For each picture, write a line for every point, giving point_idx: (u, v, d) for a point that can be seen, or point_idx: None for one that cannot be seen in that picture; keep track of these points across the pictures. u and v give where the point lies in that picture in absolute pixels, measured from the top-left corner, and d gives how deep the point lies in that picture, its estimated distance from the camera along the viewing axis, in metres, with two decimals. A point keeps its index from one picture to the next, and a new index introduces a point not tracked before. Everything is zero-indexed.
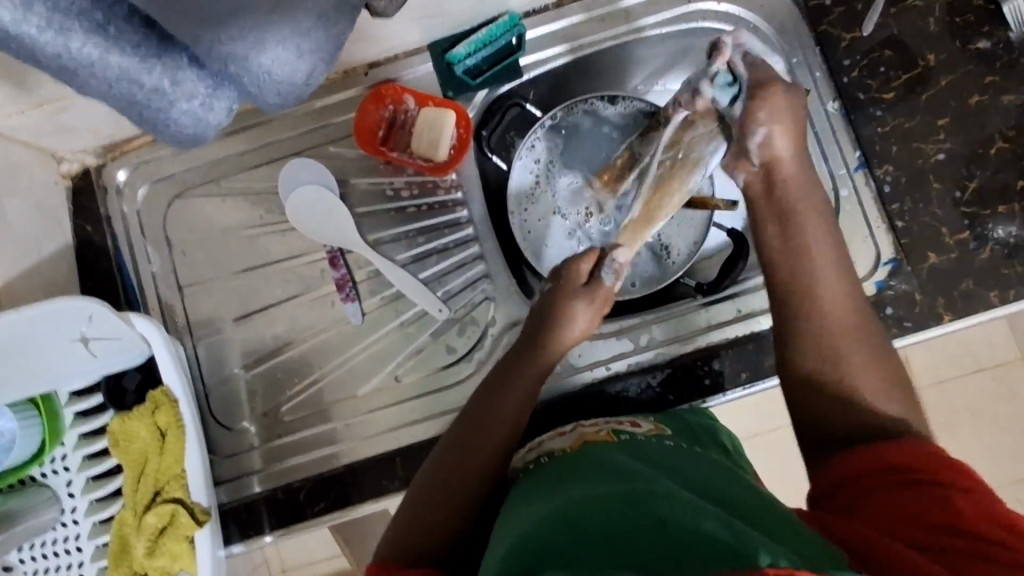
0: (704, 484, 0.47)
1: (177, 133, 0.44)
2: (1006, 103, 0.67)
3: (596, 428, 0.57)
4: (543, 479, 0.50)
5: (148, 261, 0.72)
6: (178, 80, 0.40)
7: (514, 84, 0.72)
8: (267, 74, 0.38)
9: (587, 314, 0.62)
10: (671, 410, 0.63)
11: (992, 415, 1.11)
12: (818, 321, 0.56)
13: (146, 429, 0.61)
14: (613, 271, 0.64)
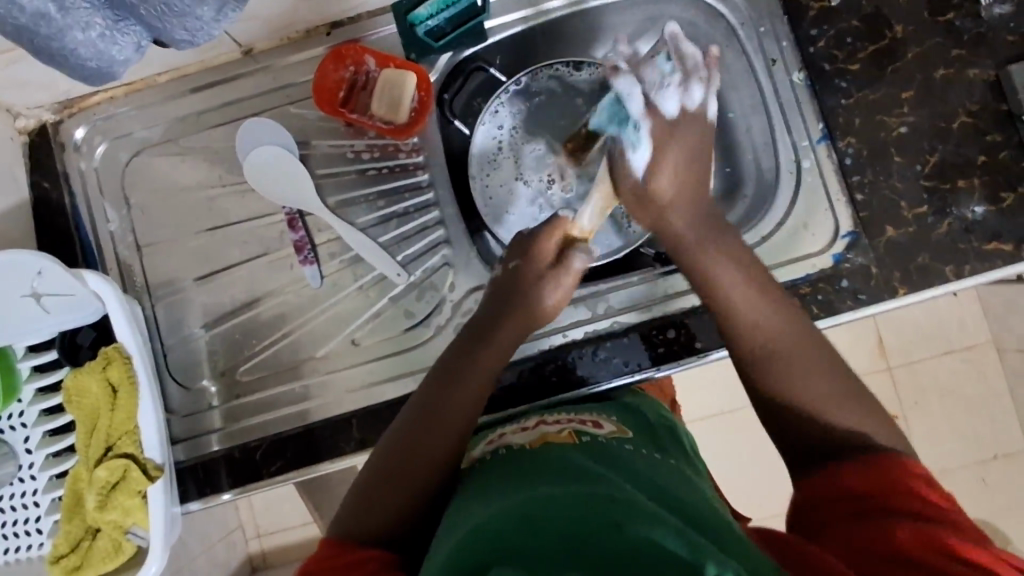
0: (658, 487, 0.47)
1: (80, 67, 0.44)
2: (972, 77, 0.67)
3: (558, 427, 0.57)
4: (499, 475, 0.50)
5: (108, 220, 0.71)
6: (66, 8, 0.39)
7: (479, 47, 0.71)
8: (164, 5, 0.40)
9: (554, 295, 0.60)
10: (633, 408, 0.63)
11: (961, 396, 1.12)
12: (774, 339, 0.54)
13: (98, 383, 0.61)
14: (582, 252, 0.61)
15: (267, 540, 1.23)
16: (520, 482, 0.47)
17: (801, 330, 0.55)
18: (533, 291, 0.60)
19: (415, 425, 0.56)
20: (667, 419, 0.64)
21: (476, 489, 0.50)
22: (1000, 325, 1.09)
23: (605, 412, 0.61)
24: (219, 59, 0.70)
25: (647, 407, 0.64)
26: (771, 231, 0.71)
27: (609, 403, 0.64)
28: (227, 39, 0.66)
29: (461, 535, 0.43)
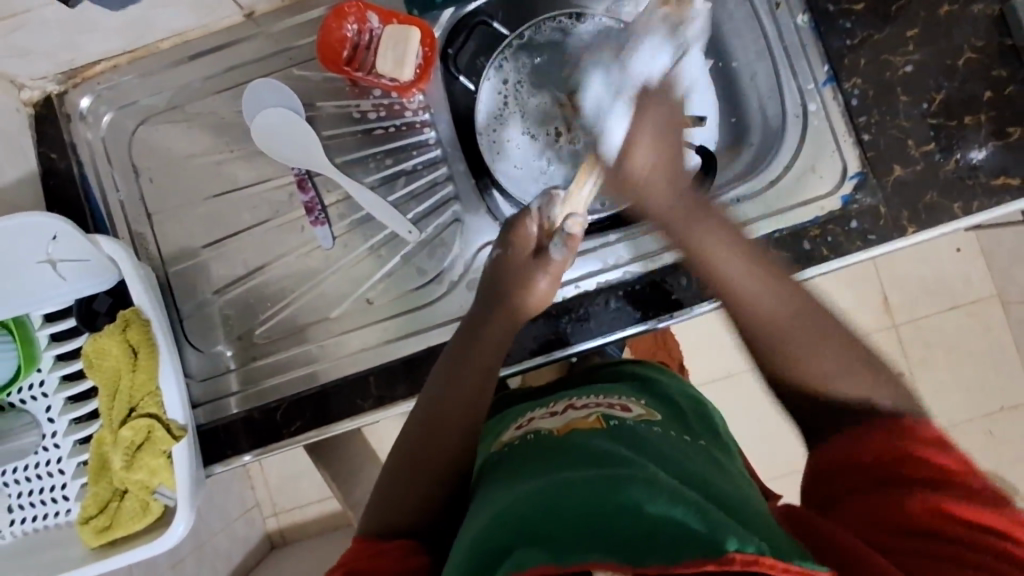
0: (683, 468, 0.47)
1: None
2: (976, 13, 0.66)
3: (587, 411, 0.56)
4: (524, 461, 0.50)
5: (117, 190, 0.71)
6: None
7: (481, 1, 0.70)
8: None
9: (544, 281, 0.60)
10: (664, 392, 0.63)
11: (967, 350, 1.12)
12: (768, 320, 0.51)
13: (118, 346, 0.61)
14: (563, 243, 0.59)
15: (284, 517, 1.23)
16: (548, 467, 0.47)
17: (792, 291, 0.51)
18: (518, 282, 0.60)
19: (427, 423, 0.57)
20: (695, 404, 0.63)
21: (504, 475, 0.50)
22: (1005, 278, 1.09)
23: (632, 395, 0.61)
24: (221, 23, 0.69)
25: (672, 389, 0.64)
26: (778, 176, 0.71)
27: (634, 384, 0.63)
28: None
29: (486, 517, 0.44)
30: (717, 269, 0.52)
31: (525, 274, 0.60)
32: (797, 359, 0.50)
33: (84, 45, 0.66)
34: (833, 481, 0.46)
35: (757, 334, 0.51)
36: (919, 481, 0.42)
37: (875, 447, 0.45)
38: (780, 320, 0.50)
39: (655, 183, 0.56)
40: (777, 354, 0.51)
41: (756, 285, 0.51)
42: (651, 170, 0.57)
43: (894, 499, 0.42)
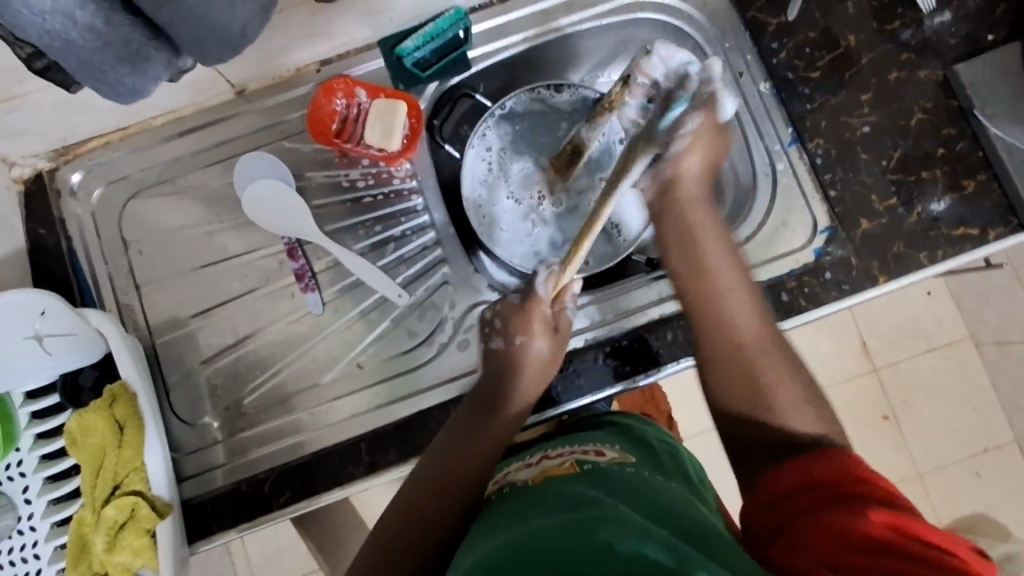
0: (655, 507, 0.46)
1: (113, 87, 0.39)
2: (923, 78, 0.72)
3: (560, 460, 0.55)
4: (499, 513, 0.49)
5: (106, 263, 0.72)
6: (112, 24, 0.35)
7: (464, 76, 0.74)
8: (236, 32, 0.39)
9: (542, 342, 0.61)
10: (642, 437, 0.62)
11: (946, 391, 1.15)
12: (742, 346, 0.56)
13: (104, 421, 0.60)
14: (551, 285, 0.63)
15: None
16: (520, 517, 0.45)
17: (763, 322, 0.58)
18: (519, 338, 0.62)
19: (426, 493, 0.56)
20: (669, 444, 0.63)
21: (480, 529, 0.48)
22: (974, 321, 1.13)
23: (608, 441, 0.60)
24: (213, 100, 0.72)
25: (646, 433, 0.64)
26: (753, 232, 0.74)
27: (612, 430, 0.63)
28: (221, 79, 0.68)
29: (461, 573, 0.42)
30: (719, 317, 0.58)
31: (524, 337, 0.62)
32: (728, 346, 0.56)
33: (77, 125, 0.68)
34: (788, 503, 0.45)
35: (730, 346, 0.56)
36: (865, 498, 0.42)
37: (815, 472, 0.45)
38: (754, 338, 0.56)
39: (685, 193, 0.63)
40: (750, 383, 0.54)
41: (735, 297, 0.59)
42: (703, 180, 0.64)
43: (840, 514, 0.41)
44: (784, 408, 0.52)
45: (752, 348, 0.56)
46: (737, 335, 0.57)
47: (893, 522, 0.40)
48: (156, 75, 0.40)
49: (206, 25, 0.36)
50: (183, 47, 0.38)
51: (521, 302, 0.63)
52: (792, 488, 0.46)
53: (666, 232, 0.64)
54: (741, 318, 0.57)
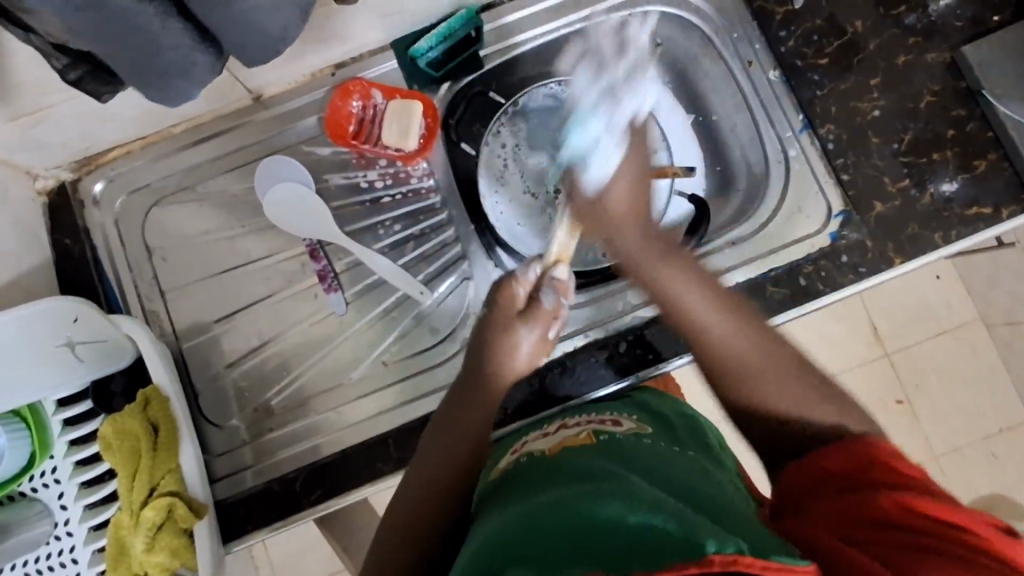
0: (667, 479, 0.47)
1: (157, 88, 0.40)
2: (930, 60, 0.73)
3: (577, 431, 0.57)
4: (517, 481, 0.51)
5: (131, 270, 0.73)
6: (169, 27, 0.36)
7: (476, 74, 0.75)
8: (279, 34, 0.40)
9: (528, 340, 0.55)
10: (657, 412, 0.63)
11: (959, 374, 1.15)
12: (710, 345, 0.53)
13: (138, 424, 0.61)
14: (554, 291, 0.55)
15: None
16: (536, 487, 0.47)
17: (745, 321, 0.54)
18: (502, 345, 0.55)
19: (417, 499, 0.55)
20: (689, 416, 0.64)
21: (499, 497, 0.50)
22: (985, 303, 1.13)
23: (624, 413, 0.62)
24: (229, 107, 0.72)
25: (664, 406, 0.64)
26: (767, 219, 0.75)
27: (628, 403, 0.65)
28: (239, 86, 0.69)
29: (481, 537, 0.44)
30: (670, 285, 0.55)
31: (505, 338, 0.55)
32: (714, 366, 0.53)
33: (98, 135, 0.69)
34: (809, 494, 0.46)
35: (733, 390, 0.53)
36: (880, 485, 0.43)
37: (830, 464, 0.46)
38: (741, 349, 0.52)
39: (630, 251, 0.58)
40: (729, 372, 0.52)
41: (689, 286, 0.55)
42: (629, 193, 0.59)
43: (862, 498, 0.43)
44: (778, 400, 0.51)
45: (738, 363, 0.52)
46: (711, 351, 0.53)
47: (906, 504, 0.41)
48: (198, 79, 0.41)
49: (251, 26, 0.37)
50: (228, 49, 0.39)
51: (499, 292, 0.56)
52: (810, 480, 0.46)
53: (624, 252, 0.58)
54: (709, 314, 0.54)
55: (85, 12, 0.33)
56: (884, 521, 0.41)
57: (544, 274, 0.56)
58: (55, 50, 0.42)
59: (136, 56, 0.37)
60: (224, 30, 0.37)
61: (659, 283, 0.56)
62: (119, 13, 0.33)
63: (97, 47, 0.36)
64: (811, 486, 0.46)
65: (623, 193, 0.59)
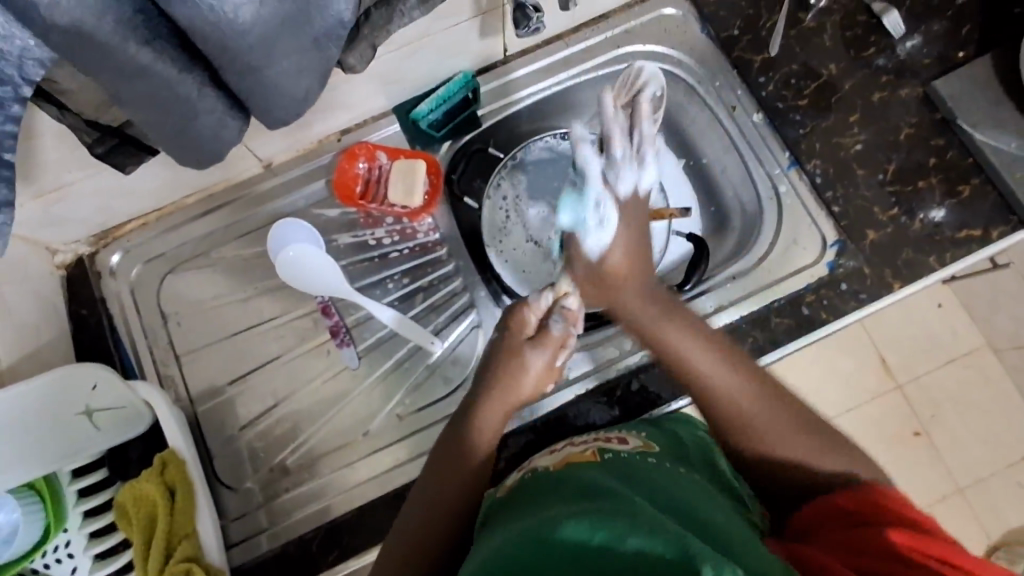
0: (669, 500, 0.48)
1: (185, 146, 0.43)
2: (904, 96, 0.77)
3: (582, 448, 0.59)
4: (519, 501, 0.51)
5: (146, 338, 0.74)
6: (203, 94, 0.39)
7: (475, 133, 0.79)
8: (302, 99, 0.42)
9: (539, 358, 0.62)
10: (663, 424, 0.65)
11: (974, 401, 1.13)
12: (739, 403, 0.55)
13: (155, 487, 0.61)
14: (563, 318, 0.63)
15: None
16: (537, 508, 0.47)
17: (753, 371, 0.57)
18: (515, 362, 0.61)
19: (422, 517, 0.56)
20: (700, 436, 0.64)
21: (502, 517, 0.50)
22: (990, 328, 1.13)
23: (634, 430, 0.63)
24: (241, 176, 0.76)
25: (678, 426, 0.65)
26: (765, 252, 0.76)
27: (640, 421, 0.66)
28: (251, 156, 0.73)
29: (480, 555, 0.44)
30: (679, 348, 0.58)
31: (517, 354, 0.62)
32: (731, 422, 0.55)
33: (116, 208, 0.71)
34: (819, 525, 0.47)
35: (734, 435, 0.55)
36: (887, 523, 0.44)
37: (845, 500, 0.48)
38: (747, 397, 0.55)
39: (626, 301, 0.64)
40: (731, 411, 0.55)
41: (707, 359, 0.57)
42: (628, 261, 0.66)
43: (869, 531, 0.44)
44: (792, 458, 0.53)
45: (755, 414, 0.55)
46: (720, 389, 0.56)
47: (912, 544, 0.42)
48: (225, 142, 0.44)
49: (276, 91, 0.40)
50: (254, 113, 0.42)
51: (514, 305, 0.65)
52: (832, 509, 0.48)
53: (643, 324, 0.62)
54: (731, 381, 0.56)
55: (133, 84, 0.36)
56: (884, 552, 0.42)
57: (555, 302, 0.65)
58: (88, 126, 0.45)
59: (173, 121, 0.40)
60: (249, 96, 0.40)
61: (664, 346, 0.59)
62: (162, 84, 0.37)
63: (138, 114, 0.39)
64: (823, 518, 0.48)
65: (621, 258, 0.66)
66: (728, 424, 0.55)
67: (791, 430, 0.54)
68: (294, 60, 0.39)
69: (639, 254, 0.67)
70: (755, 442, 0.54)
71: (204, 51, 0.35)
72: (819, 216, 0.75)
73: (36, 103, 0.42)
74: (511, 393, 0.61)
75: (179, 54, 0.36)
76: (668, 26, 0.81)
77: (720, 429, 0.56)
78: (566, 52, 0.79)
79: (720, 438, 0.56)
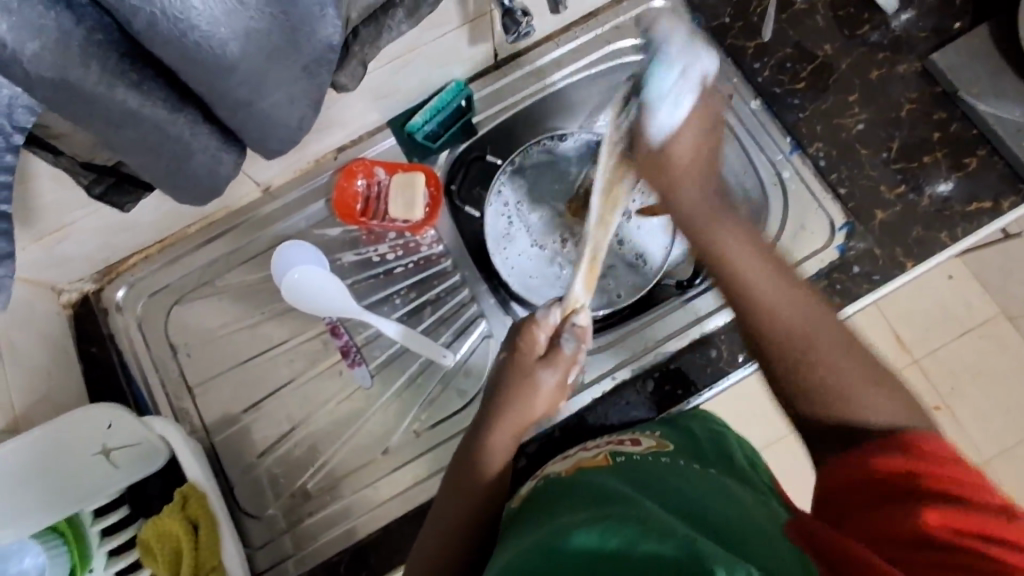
0: (682, 499, 0.48)
1: (186, 185, 0.42)
2: (903, 71, 0.76)
3: (594, 453, 0.58)
4: (533, 510, 0.51)
5: (157, 371, 0.74)
6: (197, 133, 0.38)
7: (469, 143, 0.78)
8: (297, 130, 0.42)
9: (551, 380, 0.61)
10: (682, 424, 0.64)
11: (995, 372, 1.12)
12: (794, 332, 0.51)
13: (178, 523, 0.61)
14: (574, 337, 0.62)
15: None
16: (549, 517, 0.47)
17: (820, 308, 0.52)
18: (525, 386, 0.60)
19: (440, 533, 0.56)
20: (716, 430, 0.63)
21: (517, 527, 0.50)
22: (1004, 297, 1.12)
23: (647, 430, 0.63)
24: (241, 201, 0.75)
25: (692, 422, 0.64)
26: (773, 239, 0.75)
27: (656, 421, 0.65)
28: (249, 181, 0.72)
29: (496, 568, 0.44)
30: (739, 271, 0.53)
31: (529, 376, 0.60)
32: (781, 325, 0.52)
33: (118, 243, 0.71)
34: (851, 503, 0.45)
35: (790, 345, 0.51)
36: (914, 496, 0.42)
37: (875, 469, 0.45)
38: (806, 321, 0.51)
39: (678, 178, 0.55)
40: (794, 356, 0.51)
41: (753, 263, 0.53)
42: (696, 149, 0.56)
43: (897, 513, 0.42)
44: (863, 392, 0.49)
45: (811, 332, 0.51)
46: (784, 312, 0.52)
47: (947, 522, 0.40)
48: (223, 178, 0.43)
49: (270, 124, 0.40)
50: (251, 144, 0.41)
51: (521, 325, 0.62)
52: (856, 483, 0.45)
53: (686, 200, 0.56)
54: (770, 272, 0.53)
55: (125, 130, 0.36)
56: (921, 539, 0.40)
57: (566, 319, 0.62)
58: (84, 168, 0.44)
59: (168, 163, 0.39)
60: (244, 130, 0.39)
61: (725, 260, 0.54)
62: (153, 124, 0.36)
63: (132, 159, 0.38)
64: (850, 493, 0.45)
65: (689, 145, 0.55)
66: (781, 343, 0.52)
67: (846, 355, 0.50)
68: (286, 89, 0.38)
69: (709, 167, 0.57)
70: (804, 370, 0.51)
71: (197, 90, 0.35)
72: (825, 198, 0.74)
73: (31, 150, 0.42)
74: (524, 413, 0.60)
75: (171, 95, 0.36)
76: None
77: (771, 354, 0.52)
78: (557, 52, 0.79)
79: (779, 368, 0.52)
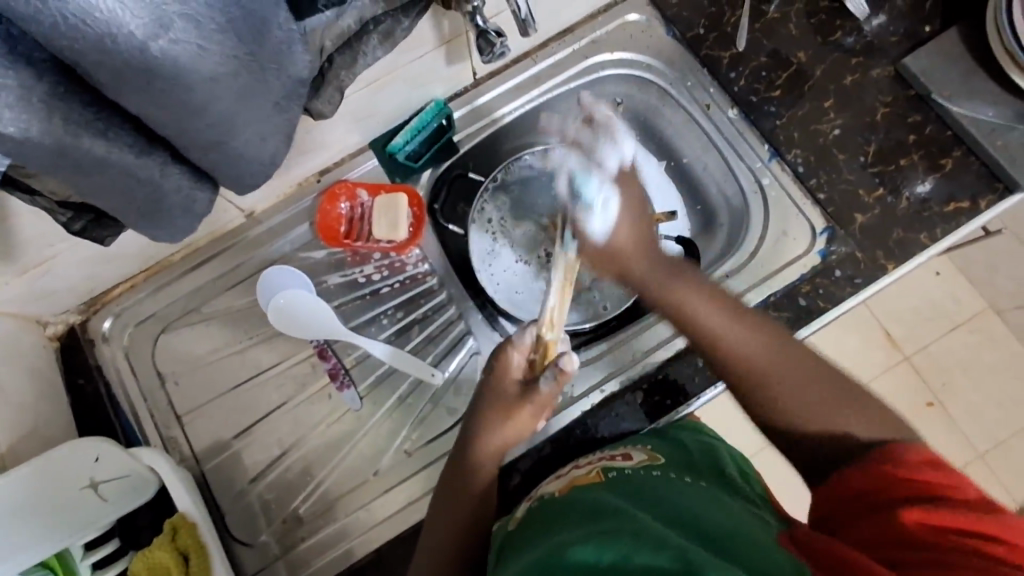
0: (675, 510, 0.48)
1: (168, 224, 0.43)
2: (876, 76, 0.77)
3: (586, 470, 0.58)
4: (528, 530, 0.51)
5: (146, 400, 0.74)
6: (167, 174, 0.39)
7: (451, 159, 0.79)
8: (272, 163, 0.42)
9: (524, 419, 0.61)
10: (672, 434, 0.64)
11: (986, 365, 1.12)
12: (764, 370, 0.54)
13: (168, 555, 0.60)
14: (551, 375, 0.61)
15: None
16: (546, 535, 0.47)
17: (778, 334, 0.56)
18: (499, 414, 0.61)
19: (433, 556, 0.58)
20: (706, 441, 0.63)
21: (513, 547, 0.50)
22: (991, 292, 1.13)
23: (637, 442, 0.63)
24: (225, 227, 0.75)
25: (684, 434, 0.64)
26: (755, 247, 0.76)
27: (646, 432, 0.66)
28: (233, 208, 0.72)
29: None
30: (686, 302, 0.57)
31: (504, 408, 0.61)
32: (744, 359, 0.55)
33: (102, 274, 0.71)
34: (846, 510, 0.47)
35: (759, 387, 0.54)
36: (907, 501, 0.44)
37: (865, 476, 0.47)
38: (770, 354, 0.54)
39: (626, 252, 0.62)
40: (755, 367, 0.54)
41: (700, 303, 0.57)
42: (635, 231, 0.63)
43: (887, 517, 0.44)
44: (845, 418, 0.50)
45: (778, 370, 0.53)
46: (741, 350, 0.55)
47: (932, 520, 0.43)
48: (198, 215, 0.43)
49: (242, 161, 0.40)
50: (223, 180, 0.42)
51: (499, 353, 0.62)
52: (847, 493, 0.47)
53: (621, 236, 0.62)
54: (736, 330, 0.56)
55: (95, 176, 0.36)
56: (909, 540, 0.43)
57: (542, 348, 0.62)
58: (61, 206, 0.44)
59: (142, 203, 0.40)
60: (218, 168, 0.40)
61: (674, 300, 0.58)
62: (122, 170, 0.37)
63: (102, 202, 0.38)
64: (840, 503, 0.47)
65: (628, 232, 0.62)
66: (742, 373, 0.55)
67: (814, 384, 0.52)
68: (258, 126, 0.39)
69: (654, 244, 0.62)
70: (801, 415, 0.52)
71: (164, 132, 0.35)
72: (804, 204, 0.75)
73: (6, 190, 0.42)
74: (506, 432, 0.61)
75: (141, 139, 0.36)
76: (633, 33, 0.81)
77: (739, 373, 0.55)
78: (536, 68, 0.79)
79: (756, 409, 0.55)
